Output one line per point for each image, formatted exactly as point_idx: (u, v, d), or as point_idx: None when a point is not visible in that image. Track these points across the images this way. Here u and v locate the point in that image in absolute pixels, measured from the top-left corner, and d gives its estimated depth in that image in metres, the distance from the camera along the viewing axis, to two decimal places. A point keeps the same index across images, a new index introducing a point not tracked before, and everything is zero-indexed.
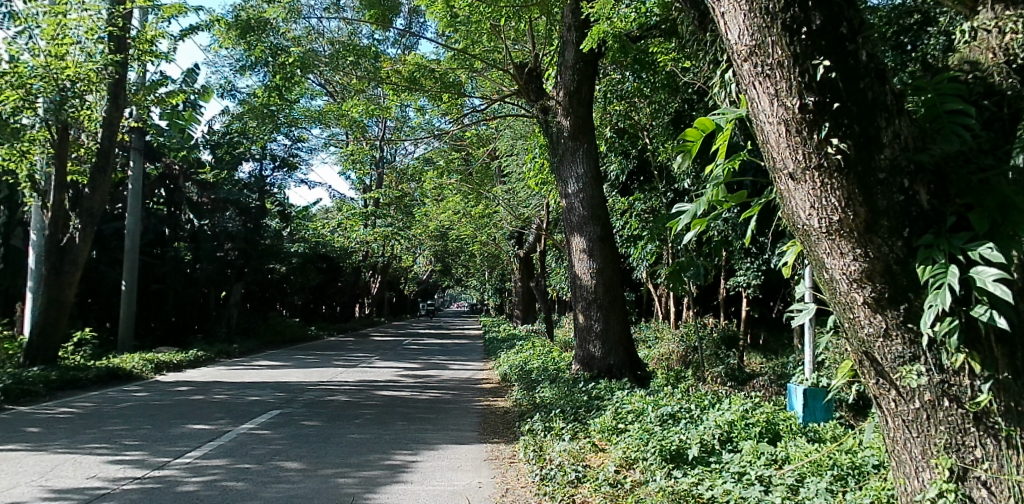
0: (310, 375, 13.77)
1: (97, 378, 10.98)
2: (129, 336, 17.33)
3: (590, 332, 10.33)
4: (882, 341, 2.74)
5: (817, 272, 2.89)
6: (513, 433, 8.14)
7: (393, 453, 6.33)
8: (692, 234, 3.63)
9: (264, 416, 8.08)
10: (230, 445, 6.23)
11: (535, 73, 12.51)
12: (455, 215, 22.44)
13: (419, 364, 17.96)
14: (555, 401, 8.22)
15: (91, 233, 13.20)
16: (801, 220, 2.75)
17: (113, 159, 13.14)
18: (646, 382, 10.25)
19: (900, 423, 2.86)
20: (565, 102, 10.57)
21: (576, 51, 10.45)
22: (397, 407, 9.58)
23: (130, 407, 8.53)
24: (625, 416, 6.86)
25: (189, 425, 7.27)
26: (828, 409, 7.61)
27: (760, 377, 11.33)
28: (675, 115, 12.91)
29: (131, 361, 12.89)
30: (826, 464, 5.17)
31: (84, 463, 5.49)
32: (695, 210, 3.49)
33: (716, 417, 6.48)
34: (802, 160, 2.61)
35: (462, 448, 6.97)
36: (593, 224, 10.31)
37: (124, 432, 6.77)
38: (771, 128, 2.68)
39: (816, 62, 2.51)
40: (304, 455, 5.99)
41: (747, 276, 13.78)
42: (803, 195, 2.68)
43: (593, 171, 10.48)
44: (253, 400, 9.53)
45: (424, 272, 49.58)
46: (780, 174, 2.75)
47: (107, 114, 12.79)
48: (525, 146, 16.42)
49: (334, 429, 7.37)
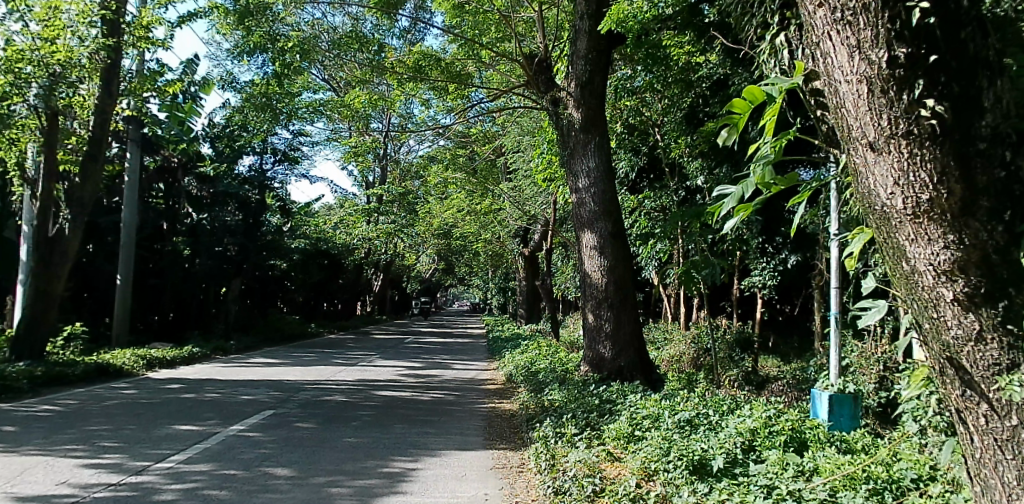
0: (308, 373, 13.34)
1: (84, 373, 10.58)
2: (123, 330, 16.96)
3: (600, 332, 9.86)
4: (973, 346, 2.18)
5: (892, 263, 2.37)
6: (521, 439, 7.70)
7: (392, 460, 5.89)
8: (735, 221, 3.08)
9: (257, 417, 7.65)
10: (217, 449, 5.79)
11: (546, 65, 11.69)
12: (459, 212, 22.01)
13: (420, 363, 17.54)
14: (565, 404, 7.77)
15: (81, 224, 12.77)
16: (879, 202, 2.24)
17: (105, 149, 12.66)
18: (658, 386, 9.78)
19: (990, 444, 2.28)
20: (576, 94, 10.12)
21: (589, 40, 10.01)
22: (398, 409, 9.14)
23: (114, 405, 8.10)
24: (641, 422, 6.41)
25: (176, 425, 6.85)
26: (855, 417, 7.18)
27: (779, 382, 10.76)
28: (688, 111, 12.74)
29: (123, 357, 12.47)
30: (861, 478, 4.70)
31: (56, 467, 5.06)
32: (742, 191, 2.96)
33: (738, 423, 6.01)
34: (886, 126, 2.14)
35: (465, 455, 6.52)
36: (605, 220, 9.87)
37: (105, 433, 6.34)
38: (846, 88, 2.24)
39: (910, 5, 2.13)
40: (296, 461, 5.56)
41: (763, 277, 13.31)
42: (884, 170, 2.18)
43: (605, 165, 10.02)
44: (245, 399, 9.11)
45: (428, 271, 49.19)
46: (855, 144, 2.27)
47: (100, 103, 12.30)
48: (532, 141, 16.02)
49: (329, 432, 6.93)
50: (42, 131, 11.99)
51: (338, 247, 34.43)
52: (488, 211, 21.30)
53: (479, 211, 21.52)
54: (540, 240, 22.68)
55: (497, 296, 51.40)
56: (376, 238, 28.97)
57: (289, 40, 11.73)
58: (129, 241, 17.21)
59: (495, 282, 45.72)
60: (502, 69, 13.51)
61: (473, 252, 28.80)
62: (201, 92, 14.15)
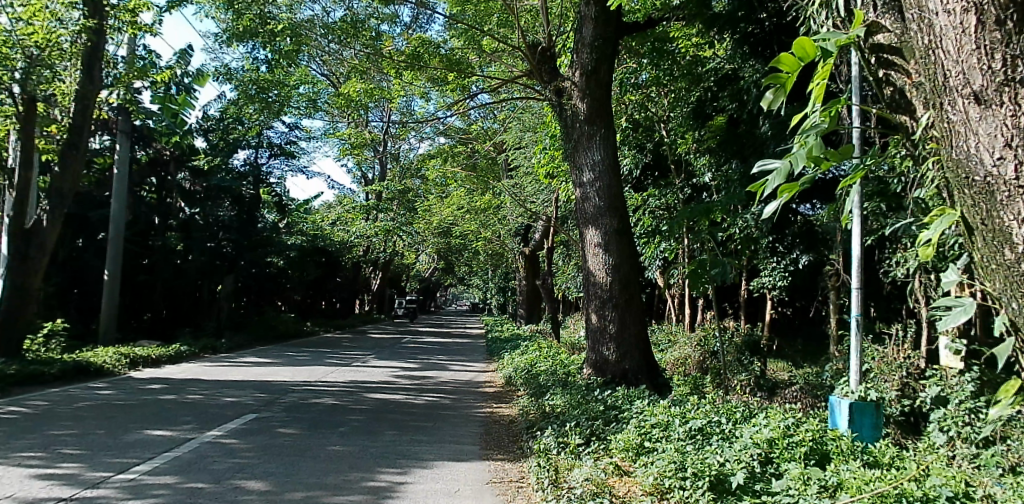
0: (298, 374, 12.82)
1: (61, 373, 10.07)
2: (111, 328, 16.48)
3: (604, 333, 9.33)
4: None
5: (992, 251, 1.80)
6: (520, 449, 7.19)
7: (378, 472, 5.39)
8: (778, 204, 2.54)
9: (237, 421, 7.14)
10: (187, 458, 5.29)
11: (549, 53, 10.97)
12: (459, 209, 21.53)
13: (418, 364, 17.03)
14: (568, 411, 7.27)
15: (61, 216, 12.29)
16: (983, 168, 1.72)
17: (86, 137, 12.13)
18: (664, 391, 9.24)
19: None
20: (581, 83, 9.60)
21: (596, 27, 9.52)
22: (389, 414, 8.60)
23: (86, 407, 7.59)
24: (650, 431, 5.91)
25: (147, 430, 6.34)
26: (876, 427, 6.68)
27: (791, 387, 10.26)
28: (695, 105, 12.30)
29: (104, 355, 11.95)
30: (894, 497, 4.10)
31: (4, 478, 4.56)
32: (790, 166, 2.43)
33: (753, 433, 5.43)
34: (999, 70, 1.67)
35: (460, 466, 6.01)
36: (609, 215, 9.35)
37: (68, 439, 5.83)
38: (945, 25, 1.80)
39: None
40: (272, 472, 5.05)
41: (773, 277, 12.83)
42: (993, 126, 1.68)
43: (610, 159, 9.51)
44: (229, 402, 8.60)
45: (428, 270, 48.79)
46: (953, 97, 1.79)
47: (81, 89, 11.72)
48: (534, 136, 15.59)
49: (312, 439, 6.41)
50: (20, 117, 11.44)
51: (336, 246, 33.93)
52: (488, 207, 20.81)
53: (480, 208, 20.98)
54: (541, 239, 22.19)
55: (496, 296, 51.03)
56: (375, 235, 28.53)
57: (279, 21, 11.15)
58: (118, 235, 16.74)
59: (495, 282, 45.11)
60: (504, 60, 13.00)
61: (473, 252, 28.18)
62: (195, 83, 13.68)
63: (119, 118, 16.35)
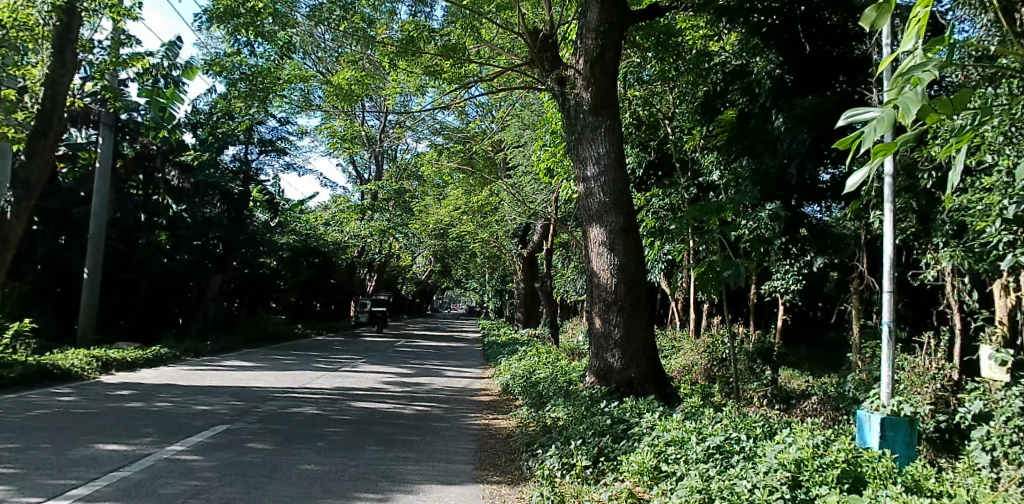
0: (283, 380, 12.11)
1: (23, 377, 9.36)
2: (89, 329, 15.78)
3: (609, 339, 8.65)
4: None
5: None
6: (519, 470, 6.52)
7: (357, 498, 4.72)
8: (867, 170, 1.93)
9: (204, 433, 6.47)
10: (136, 481, 4.60)
11: (552, 40, 10.29)
12: (455, 210, 20.88)
13: (410, 369, 16.37)
14: (571, 426, 6.62)
15: (27, 210, 11.56)
16: None
17: (57, 125, 11.25)
18: (674, 401, 8.50)
19: None
20: (586, 71, 8.95)
21: (600, 11, 8.89)
22: (375, 425, 7.94)
23: (40, 416, 6.89)
24: (666, 450, 5.23)
25: (99, 445, 5.66)
26: (911, 445, 5.95)
27: (811, 399, 9.65)
28: (703, 100, 11.55)
29: (73, 358, 11.22)
30: None
31: None
32: (893, 115, 1.80)
33: (779, 451, 4.42)
34: None
35: (448, 490, 5.36)
36: (615, 213, 8.70)
37: (5, 455, 5.14)
38: None
39: None
40: (232, 498, 4.40)
41: (785, 281, 12.26)
42: None
43: (616, 152, 8.86)
44: (200, 411, 7.91)
45: (424, 273, 48.12)
46: None
47: (52, 74, 10.84)
48: (534, 134, 14.94)
49: (284, 456, 5.74)
50: None
51: (330, 246, 33.24)
52: (485, 208, 20.20)
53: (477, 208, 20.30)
54: (540, 241, 21.53)
55: (494, 297, 50.44)
56: (370, 235, 27.88)
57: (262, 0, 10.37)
58: (98, 232, 16.01)
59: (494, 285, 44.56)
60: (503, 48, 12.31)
61: (470, 254, 27.55)
62: (183, 76, 12.93)
63: (101, 110, 15.65)
